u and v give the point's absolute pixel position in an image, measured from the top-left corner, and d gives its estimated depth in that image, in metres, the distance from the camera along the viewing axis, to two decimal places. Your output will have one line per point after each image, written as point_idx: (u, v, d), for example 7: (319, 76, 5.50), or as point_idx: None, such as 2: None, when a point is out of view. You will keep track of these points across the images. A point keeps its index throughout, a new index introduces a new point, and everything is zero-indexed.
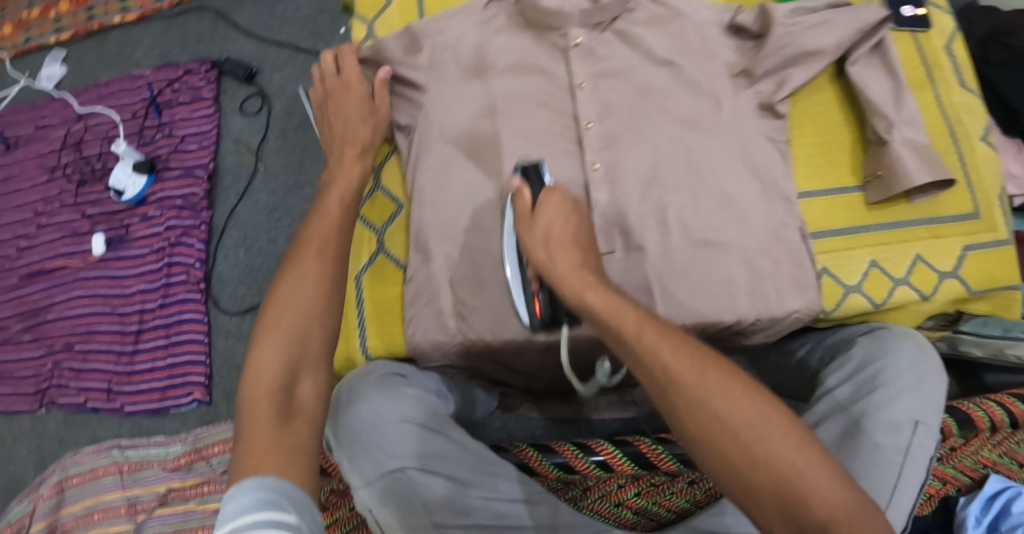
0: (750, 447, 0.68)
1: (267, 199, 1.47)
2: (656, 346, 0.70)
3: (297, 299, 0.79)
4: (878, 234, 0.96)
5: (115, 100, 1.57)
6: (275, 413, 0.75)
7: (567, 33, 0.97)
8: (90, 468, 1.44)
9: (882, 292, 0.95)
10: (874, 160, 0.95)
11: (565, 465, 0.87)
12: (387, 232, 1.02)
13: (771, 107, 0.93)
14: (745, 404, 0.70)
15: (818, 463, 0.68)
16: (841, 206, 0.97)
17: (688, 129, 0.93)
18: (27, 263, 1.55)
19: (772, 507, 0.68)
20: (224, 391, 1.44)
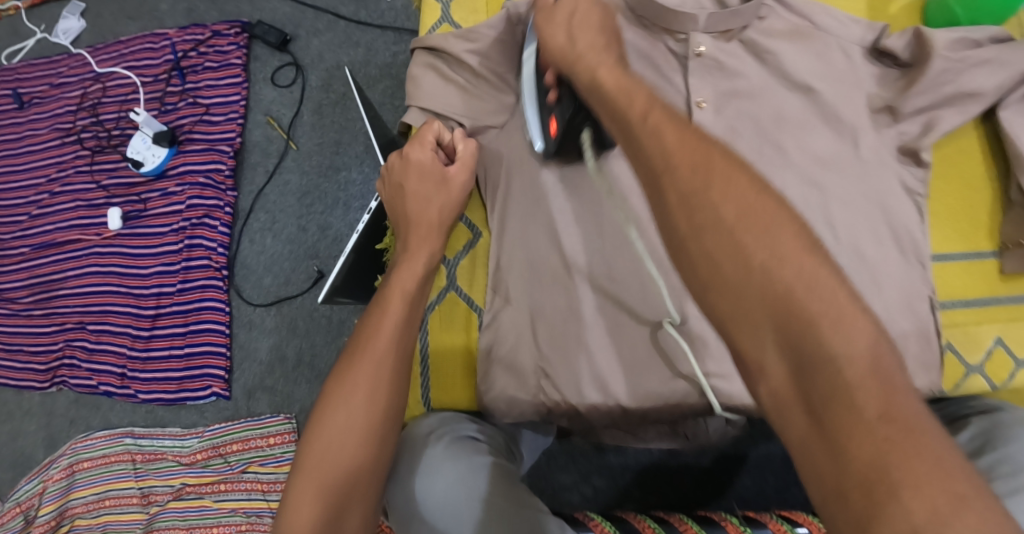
0: (747, 248, 0.56)
1: (299, 180, 1.34)
2: (688, 156, 0.60)
3: (340, 435, 0.70)
4: (1009, 308, 0.83)
5: (136, 60, 1.44)
6: None
7: (689, 39, 0.79)
8: (102, 453, 1.38)
9: (1004, 374, 0.82)
10: (1017, 227, 0.82)
11: None
12: (463, 264, 0.90)
13: (914, 153, 0.77)
14: (856, 328, 0.52)
15: (829, 280, 0.54)
16: (978, 273, 0.84)
17: (824, 170, 0.78)
18: (39, 233, 1.45)
19: (769, 338, 0.54)
20: (245, 386, 1.33)
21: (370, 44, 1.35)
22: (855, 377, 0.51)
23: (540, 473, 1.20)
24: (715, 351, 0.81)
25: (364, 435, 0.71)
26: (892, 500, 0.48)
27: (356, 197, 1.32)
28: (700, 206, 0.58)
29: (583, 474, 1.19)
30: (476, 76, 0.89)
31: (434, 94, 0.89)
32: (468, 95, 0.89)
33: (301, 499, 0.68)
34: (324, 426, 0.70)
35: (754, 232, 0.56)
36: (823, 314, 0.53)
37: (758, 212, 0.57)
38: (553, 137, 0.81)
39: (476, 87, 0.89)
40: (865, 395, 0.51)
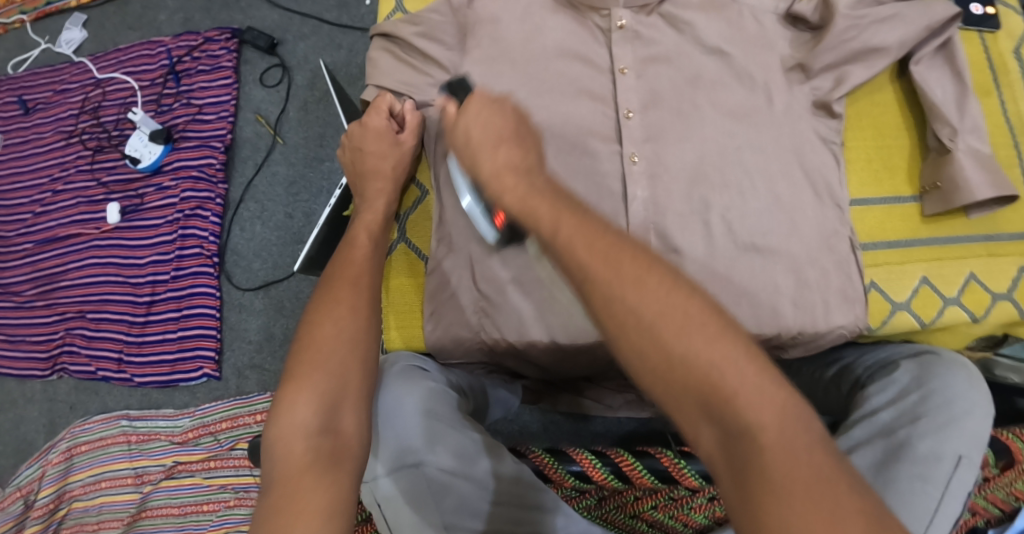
0: (667, 345, 0.61)
1: (286, 171, 1.43)
2: (604, 268, 0.64)
3: (328, 347, 0.76)
4: (933, 249, 0.86)
5: (134, 66, 1.54)
6: (315, 454, 0.70)
7: (611, 14, 0.86)
8: (99, 436, 1.45)
9: (931, 312, 0.84)
10: (933, 170, 0.85)
11: (582, 474, 0.82)
12: (409, 220, 0.99)
13: (826, 106, 0.84)
14: (767, 400, 0.60)
15: (740, 360, 0.61)
16: (897, 216, 0.87)
17: (737, 124, 0.82)
18: (42, 229, 1.54)
19: (699, 414, 0.61)
20: (235, 365, 1.41)
21: (352, 45, 1.45)
22: (770, 443, 0.58)
23: (514, 441, 1.26)
24: None
25: (350, 347, 0.77)
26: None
27: (338, 185, 1.40)
28: (621, 312, 0.63)
29: (554, 441, 1.25)
30: (424, 54, 0.94)
31: (389, 72, 0.96)
32: (417, 72, 0.95)
33: (295, 406, 0.73)
34: (310, 345, 0.76)
35: (673, 327, 0.62)
36: (737, 390, 0.60)
37: (672, 310, 0.62)
38: (502, 230, 0.81)
39: (425, 65, 0.95)
40: (783, 464, 0.57)
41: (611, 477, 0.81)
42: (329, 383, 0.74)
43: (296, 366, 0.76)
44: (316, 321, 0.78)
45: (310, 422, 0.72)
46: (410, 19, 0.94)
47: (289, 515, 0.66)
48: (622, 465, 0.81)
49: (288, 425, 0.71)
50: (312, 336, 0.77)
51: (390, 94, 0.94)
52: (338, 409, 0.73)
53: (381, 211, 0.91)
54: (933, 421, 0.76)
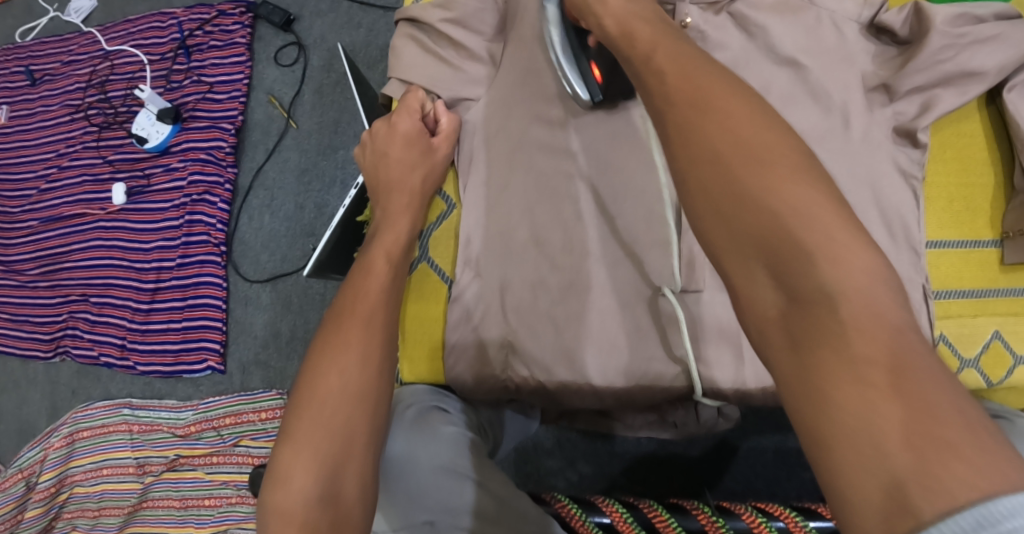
0: (744, 185, 0.54)
1: (298, 158, 1.36)
2: (691, 105, 0.59)
3: (331, 403, 0.70)
4: (1008, 301, 0.71)
5: (144, 38, 1.47)
6: (316, 531, 0.64)
7: (676, 10, 0.76)
8: (101, 423, 1.41)
9: (1001, 371, 0.69)
10: (1019, 214, 0.70)
11: (610, 529, 0.71)
12: (433, 235, 0.87)
13: (910, 134, 0.71)
14: (853, 267, 0.50)
15: (828, 216, 0.52)
16: (974, 263, 0.72)
17: (805, 146, 0.71)
18: (47, 206, 1.49)
19: (761, 268, 0.53)
20: (239, 359, 1.35)
21: (371, 25, 1.36)
22: (846, 316, 0.49)
23: (527, 457, 1.20)
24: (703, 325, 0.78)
25: (355, 401, 0.70)
26: (874, 450, 0.45)
27: (352, 176, 1.32)
28: (698, 145, 0.57)
29: (570, 460, 1.18)
30: (458, 46, 0.89)
31: (413, 64, 0.89)
32: (446, 66, 0.89)
33: (295, 470, 0.67)
34: (313, 400, 0.70)
35: (752, 164, 0.55)
36: (816, 245, 0.51)
37: (756, 147, 0.56)
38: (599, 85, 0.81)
39: (459, 59, 0.89)
40: (856, 335, 0.48)
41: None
42: (331, 444, 0.68)
43: (296, 420, 0.70)
44: (318, 370, 0.72)
45: (309, 489, 0.66)
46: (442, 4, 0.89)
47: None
48: (656, 521, 0.72)
49: (288, 498, 0.66)
50: (315, 387, 0.71)
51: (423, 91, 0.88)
52: (340, 473, 0.67)
53: (402, 231, 0.82)
54: None
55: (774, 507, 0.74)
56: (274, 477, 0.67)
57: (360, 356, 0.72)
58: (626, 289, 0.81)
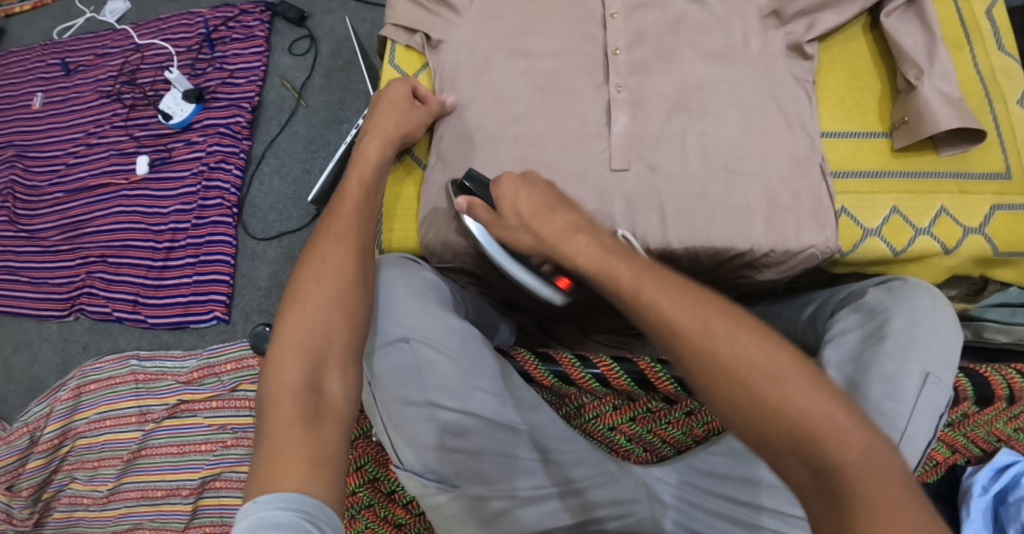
0: (762, 395, 0.63)
1: (306, 131, 1.53)
2: (694, 328, 0.66)
3: (315, 306, 0.75)
4: (903, 182, 0.92)
5: (173, 34, 1.66)
6: (302, 411, 0.70)
7: None
8: (108, 375, 1.52)
9: (902, 239, 0.90)
10: (902, 106, 0.91)
11: (563, 375, 0.83)
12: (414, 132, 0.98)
13: (800, 48, 0.91)
14: (858, 436, 0.62)
15: (831, 407, 0.63)
16: (869, 150, 0.93)
17: (716, 62, 0.88)
18: (73, 179, 1.64)
19: (790, 456, 0.63)
20: (244, 309, 1.48)
21: (375, 20, 1.57)
22: (858, 476, 0.60)
23: None
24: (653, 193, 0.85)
25: (336, 306, 0.75)
26: None
27: None
28: (714, 367, 0.65)
29: None
30: None
31: (404, 11, 0.95)
32: (431, 13, 0.94)
33: (283, 361, 0.72)
34: (295, 311, 0.75)
35: (766, 381, 0.64)
36: (829, 433, 0.62)
37: (764, 365, 0.64)
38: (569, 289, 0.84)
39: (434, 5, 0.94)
40: (868, 494, 0.60)
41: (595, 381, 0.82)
42: (316, 342, 0.74)
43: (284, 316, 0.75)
44: (302, 281, 0.76)
45: (296, 379, 0.72)
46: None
47: (277, 464, 0.66)
48: (603, 371, 0.82)
49: (279, 381, 0.71)
50: (298, 299, 0.76)
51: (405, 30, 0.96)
52: (323, 362, 0.73)
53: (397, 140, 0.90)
54: (898, 339, 0.81)
55: None
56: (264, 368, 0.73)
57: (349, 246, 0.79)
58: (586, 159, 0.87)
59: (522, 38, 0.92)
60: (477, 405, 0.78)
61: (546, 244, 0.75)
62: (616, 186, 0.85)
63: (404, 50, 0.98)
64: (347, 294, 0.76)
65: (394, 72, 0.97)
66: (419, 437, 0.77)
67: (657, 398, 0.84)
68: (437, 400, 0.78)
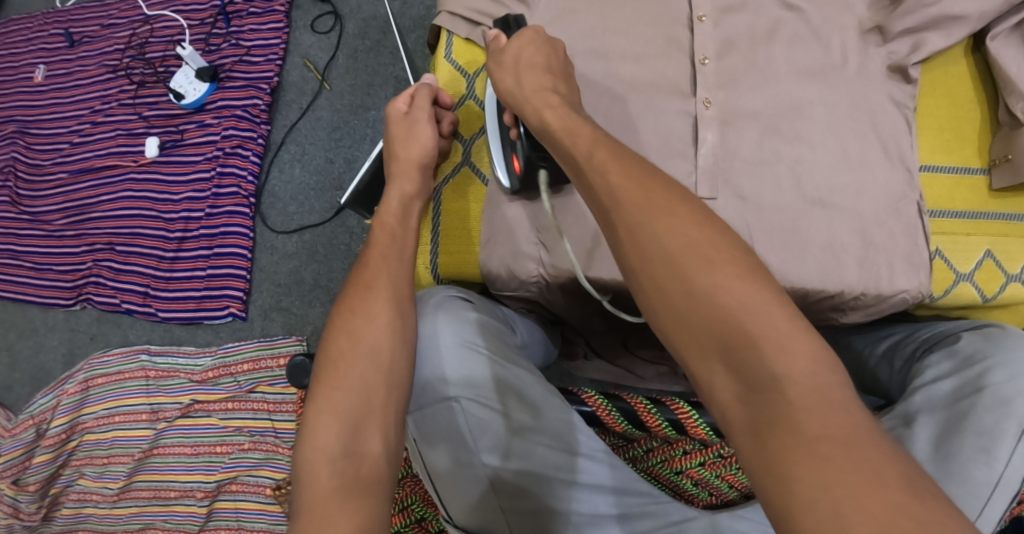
0: (694, 280, 0.60)
1: (330, 117, 1.43)
2: (634, 199, 0.63)
3: (353, 362, 0.69)
4: (998, 224, 0.86)
5: (184, 4, 1.54)
6: (340, 486, 0.64)
7: None
8: (118, 369, 1.45)
9: (994, 286, 0.84)
10: (1004, 143, 0.84)
11: (635, 418, 0.76)
12: (476, 144, 0.91)
13: (902, 70, 0.81)
14: (800, 347, 0.57)
15: (768, 306, 0.58)
16: (966, 187, 0.86)
17: (811, 80, 0.80)
18: (78, 159, 1.54)
19: (715, 357, 0.58)
20: (261, 307, 1.40)
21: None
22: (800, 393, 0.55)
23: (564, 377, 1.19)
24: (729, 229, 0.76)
25: (373, 363, 0.70)
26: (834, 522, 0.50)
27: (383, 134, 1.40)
28: (648, 245, 0.62)
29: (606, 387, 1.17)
30: None
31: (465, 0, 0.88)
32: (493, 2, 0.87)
33: (320, 426, 0.67)
34: (331, 371, 0.69)
35: (701, 263, 0.60)
36: (765, 337, 0.57)
37: (700, 246, 0.61)
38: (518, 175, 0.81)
39: None
40: (804, 413, 0.54)
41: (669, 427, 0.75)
42: (355, 403, 0.68)
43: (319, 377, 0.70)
44: (337, 339, 0.71)
45: (334, 445, 0.66)
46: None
47: None
48: (680, 416, 0.75)
49: (314, 450, 0.66)
50: (333, 357, 0.70)
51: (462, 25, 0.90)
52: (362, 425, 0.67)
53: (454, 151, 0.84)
54: (990, 397, 0.75)
55: None
56: (298, 434, 0.67)
57: (387, 296, 0.74)
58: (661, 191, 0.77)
59: (598, 38, 0.82)
60: (538, 461, 0.72)
61: (522, 96, 0.76)
62: None
63: (463, 42, 0.91)
64: (385, 349, 0.71)
65: (455, 71, 0.92)
66: (474, 500, 0.70)
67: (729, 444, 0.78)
68: (494, 459, 0.72)
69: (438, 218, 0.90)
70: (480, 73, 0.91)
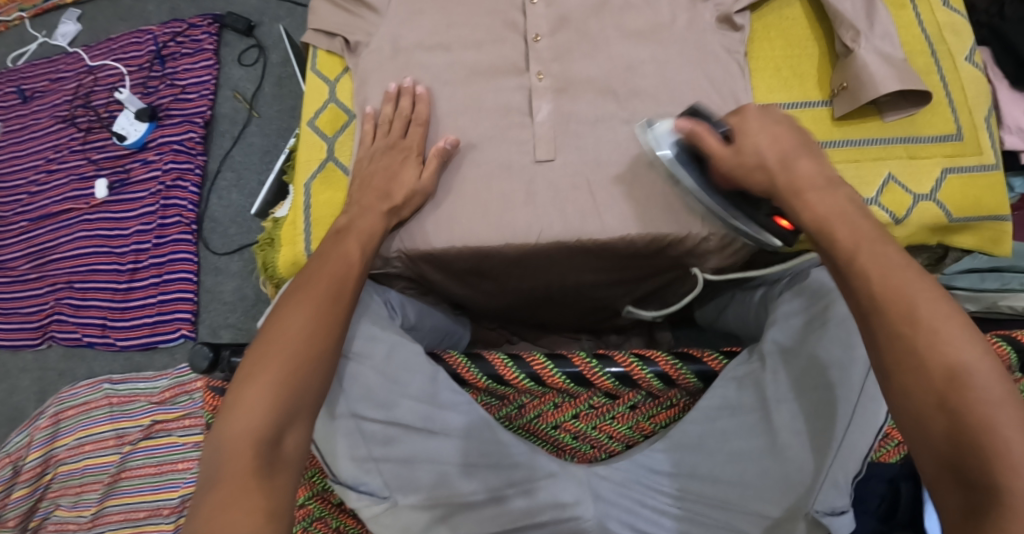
0: (939, 387, 0.56)
1: (262, 141, 1.53)
2: (898, 306, 0.59)
3: (286, 354, 0.70)
4: (848, 151, 0.85)
5: (123, 52, 1.64)
6: (255, 465, 0.64)
7: None
8: (84, 400, 1.51)
9: None
10: (841, 71, 0.84)
11: (498, 377, 0.82)
12: (338, 140, 0.91)
13: (728, 19, 0.88)
14: None
15: (1019, 426, 0.53)
16: (808, 120, 0.86)
17: (645, 43, 0.87)
18: (37, 206, 1.63)
19: (941, 459, 0.55)
20: (210, 325, 1.46)
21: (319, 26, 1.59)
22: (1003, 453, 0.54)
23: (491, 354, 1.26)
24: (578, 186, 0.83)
25: (307, 360, 0.70)
26: None
27: None
28: (903, 351, 0.58)
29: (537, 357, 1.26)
30: None
31: (327, 17, 0.95)
32: (351, 15, 0.95)
33: (245, 407, 0.67)
34: (264, 355, 0.70)
35: (951, 381, 0.56)
36: (1004, 455, 0.52)
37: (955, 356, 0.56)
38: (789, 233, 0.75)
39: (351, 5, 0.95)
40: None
41: (526, 381, 0.81)
42: (285, 396, 0.68)
43: (250, 357, 0.70)
44: (278, 324, 0.72)
45: (256, 426, 0.66)
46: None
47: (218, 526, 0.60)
48: (538, 369, 0.81)
49: (238, 425, 0.66)
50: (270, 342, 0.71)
51: (326, 39, 0.95)
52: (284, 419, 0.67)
53: (409, 182, 0.83)
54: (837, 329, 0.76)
55: (649, 352, 0.82)
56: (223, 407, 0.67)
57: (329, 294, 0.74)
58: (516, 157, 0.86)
59: (444, 34, 0.92)
60: (403, 414, 0.78)
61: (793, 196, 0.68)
62: (540, 175, 0.84)
63: (325, 55, 0.96)
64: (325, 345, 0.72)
65: (317, 79, 0.95)
66: (342, 451, 0.76)
67: (598, 392, 0.83)
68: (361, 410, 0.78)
69: (309, 209, 0.88)
70: (341, 79, 0.95)
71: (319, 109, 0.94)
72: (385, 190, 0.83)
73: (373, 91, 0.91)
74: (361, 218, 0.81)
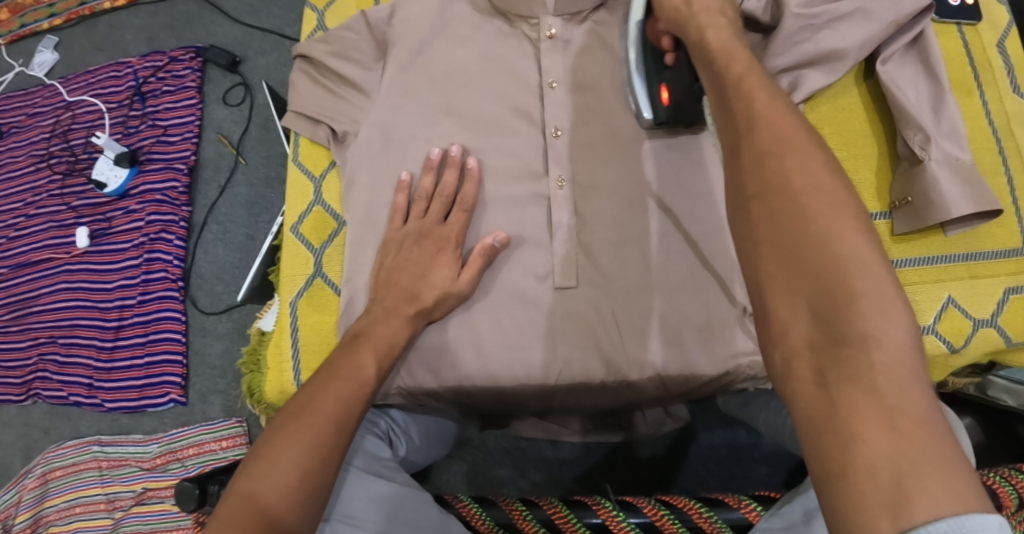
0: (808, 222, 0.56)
1: (247, 192, 1.43)
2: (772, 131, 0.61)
3: (284, 479, 0.60)
4: (904, 272, 0.77)
5: (102, 88, 1.53)
6: None
7: (540, 22, 0.81)
8: (73, 461, 1.41)
9: None
10: (904, 183, 0.77)
11: (510, 527, 0.72)
12: (326, 253, 0.84)
13: None
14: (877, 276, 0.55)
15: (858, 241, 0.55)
16: None
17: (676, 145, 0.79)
18: (15, 253, 1.52)
19: (806, 314, 0.56)
20: (201, 390, 1.39)
21: None
22: (878, 376, 0.52)
23: (479, 468, 1.19)
24: (601, 319, 0.77)
25: (297, 503, 0.59)
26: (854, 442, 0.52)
27: None
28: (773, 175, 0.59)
29: (521, 470, 1.19)
30: (339, 75, 0.85)
31: (306, 96, 0.86)
32: (334, 96, 0.85)
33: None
34: (248, 496, 0.59)
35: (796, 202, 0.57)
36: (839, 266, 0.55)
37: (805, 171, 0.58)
38: (665, 107, 0.76)
39: (340, 87, 0.85)
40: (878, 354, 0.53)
41: (541, 530, 0.72)
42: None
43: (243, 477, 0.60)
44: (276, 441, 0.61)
45: None
46: (324, 37, 0.86)
47: None
48: (555, 517, 0.72)
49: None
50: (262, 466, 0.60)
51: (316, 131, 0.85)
52: None
53: (441, 283, 0.75)
54: None
55: (676, 498, 0.73)
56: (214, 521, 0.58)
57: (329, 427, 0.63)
58: (532, 280, 0.78)
59: (439, 125, 0.83)
60: None
61: (691, 16, 0.70)
62: (554, 306, 0.77)
63: (308, 143, 0.87)
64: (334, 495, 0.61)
65: (298, 171, 0.87)
66: None
67: None
68: None
69: (296, 332, 0.81)
70: (327, 173, 0.87)
71: (303, 213, 0.85)
72: (412, 290, 0.74)
73: (359, 194, 0.82)
74: (384, 322, 0.72)
